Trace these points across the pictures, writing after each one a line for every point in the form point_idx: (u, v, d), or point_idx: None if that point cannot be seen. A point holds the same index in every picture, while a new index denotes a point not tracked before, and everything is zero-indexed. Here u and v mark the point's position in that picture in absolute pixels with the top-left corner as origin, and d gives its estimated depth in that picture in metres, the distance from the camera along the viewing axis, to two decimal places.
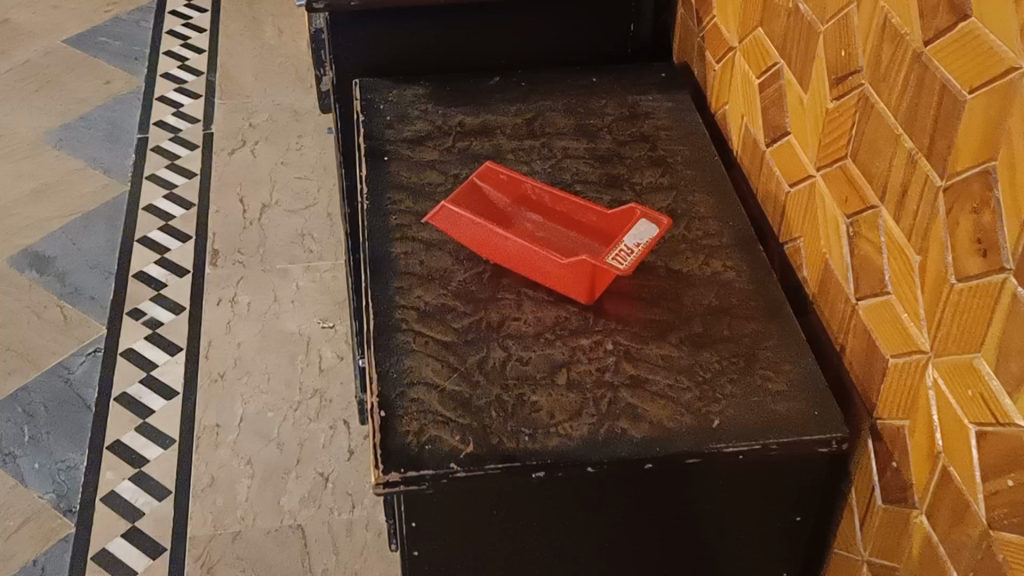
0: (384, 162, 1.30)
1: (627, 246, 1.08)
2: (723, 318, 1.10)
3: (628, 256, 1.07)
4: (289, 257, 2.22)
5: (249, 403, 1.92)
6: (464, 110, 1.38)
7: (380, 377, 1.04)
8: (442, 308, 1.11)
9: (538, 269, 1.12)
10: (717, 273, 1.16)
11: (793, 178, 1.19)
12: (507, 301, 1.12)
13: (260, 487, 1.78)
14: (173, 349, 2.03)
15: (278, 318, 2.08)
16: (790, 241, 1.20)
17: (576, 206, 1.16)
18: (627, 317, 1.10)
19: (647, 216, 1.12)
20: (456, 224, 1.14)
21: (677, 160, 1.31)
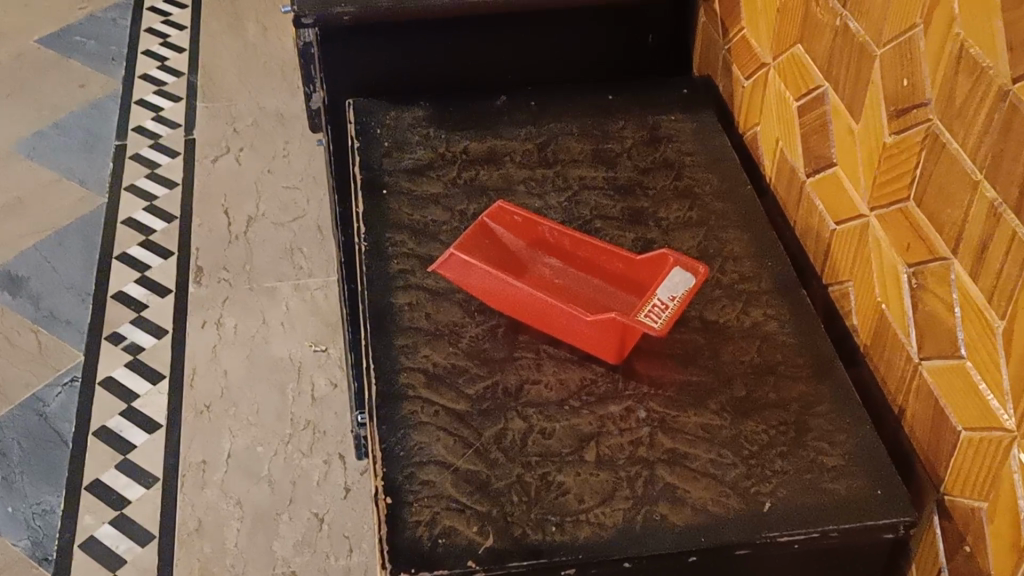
0: (383, 197, 1.17)
1: (661, 300, 0.96)
2: (766, 379, 0.99)
3: (663, 313, 0.95)
4: (277, 275, 2.10)
5: (237, 437, 1.80)
6: (469, 135, 1.26)
7: (384, 455, 0.92)
8: (451, 370, 0.99)
9: (559, 324, 0.99)
10: (757, 324, 1.04)
11: (840, 215, 1.07)
12: (525, 362, 1.00)
13: (250, 531, 1.67)
14: (155, 377, 1.90)
15: (267, 343, 1.96)
16: (836, 284, 1.09)
17: (599, 251, 1.04)
18: (660, 379, 0.98)
19: (682, 264, 1.00)
20: (465, 274, 1.02)
21: (705, 190, 1.19)
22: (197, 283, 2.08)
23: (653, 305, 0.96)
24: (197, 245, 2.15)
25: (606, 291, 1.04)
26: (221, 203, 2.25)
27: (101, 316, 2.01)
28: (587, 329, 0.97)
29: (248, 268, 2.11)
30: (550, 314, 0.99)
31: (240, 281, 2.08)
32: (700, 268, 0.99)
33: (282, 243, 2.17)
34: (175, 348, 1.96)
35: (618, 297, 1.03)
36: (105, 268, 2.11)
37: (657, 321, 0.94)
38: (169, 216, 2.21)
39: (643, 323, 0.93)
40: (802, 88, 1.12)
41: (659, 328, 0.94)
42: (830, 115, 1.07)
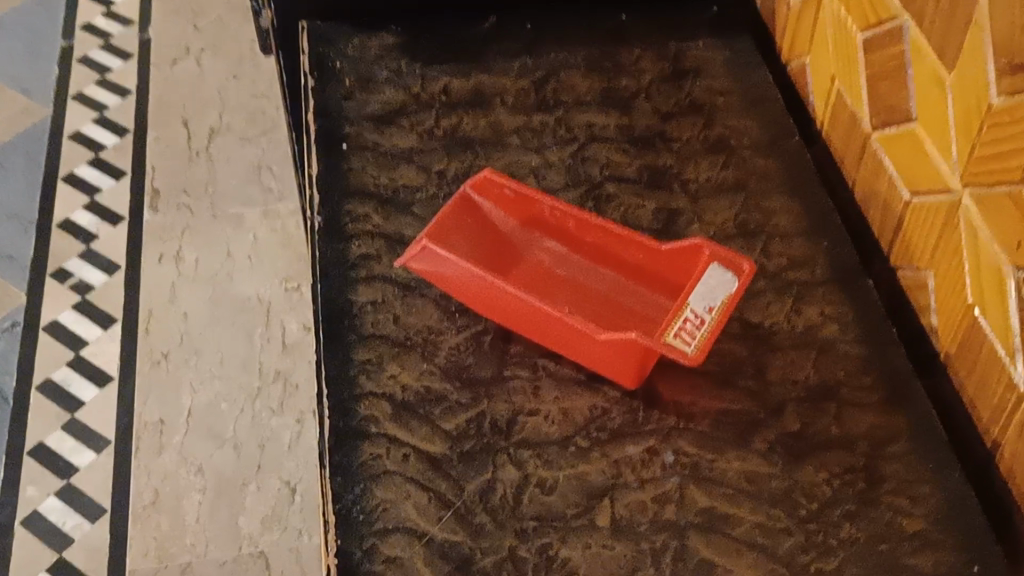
0: (343, 153, 0.94)
1: (695, 311, 0.74)
2: (826, 407, 0.78)
3: (698, 331, 0.73)
4: (244, 198, 1.87)
5: (199, 392, 1.61)
6: (449, 70, 1.02)
7: (338, 520, 0.71)
8: (425, 396, 0.78)
9: (562, 338, 0.78)
10: (811, 327, 0.82)
11: (919, 186, 0.84)
12: (518, 385, 0.79)
13: (213, 503, 1.49)
14: (106, 322, 1.70)
15: (232, 280, 1.75)
16: (908, 270, 0.86)
17: (615, 236, 0.81)
18: (690, 408, 0.78)
19: (720, 260, 0.77)
20: (441, 269, 0.80)
21: (743, 142, 0.96)
22: (154, 209, 1.85)
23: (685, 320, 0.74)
24: (154, 164, 1.91)
25: (621, 288, 0.83)
26: (180, 114, 2.01)
27: (45, 250, 1.79)
28: (599, 347, 0.76)
29: (211, 190, 1.88)
30: (551, 326, 0.77)
31: (201, 206, 1.86)
32: (745, 264, 0.77)
33: (249, 161, 1.94)
34: (129, 286, 1.74)
35: (637, 297, 0.82)
36: (49, 192, 1.88)
37: (690, 344, 0.72)
38: (122, 130, 1.97)
39: (672, 348, 0.72)
40: (870, 19, 0.88)
41: (693, 354, 0.72)
42: (909, 58, 0.83)
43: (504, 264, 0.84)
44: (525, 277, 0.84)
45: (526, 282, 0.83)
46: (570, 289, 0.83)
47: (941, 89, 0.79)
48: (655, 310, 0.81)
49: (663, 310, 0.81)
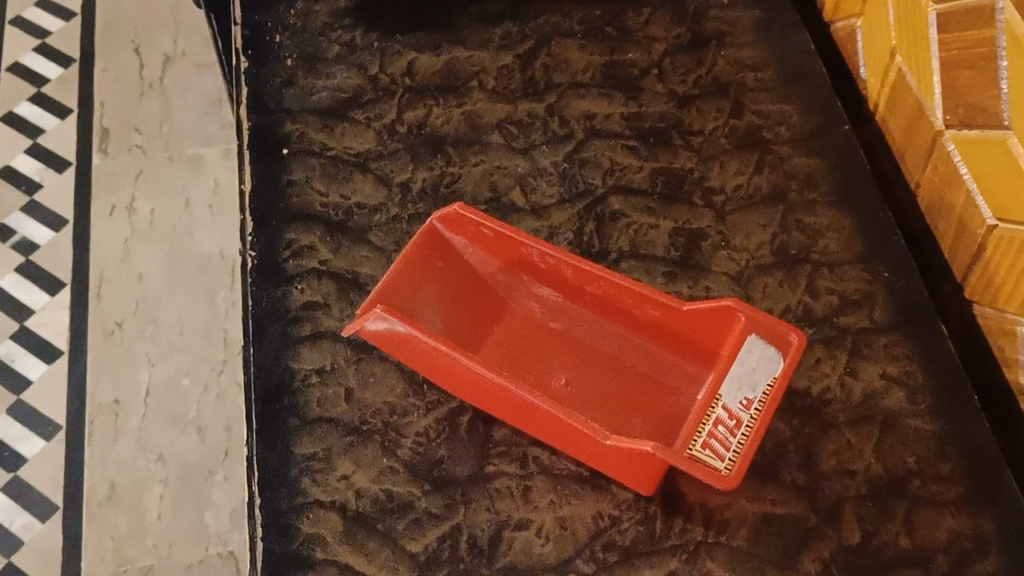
0: (284, 161, 0.76)
1: (728, 408, 0.57)
2: (893, 509, 0.61)
3: (734, 436, 0.56)
4: (202, 138, 1.38)
5: (157, 367, 1.20)
6: (415, 42, 0.83)
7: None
8: (385, 505, 0.62)
9: (554, 432, 0.61)
10: (871, 395, 0.66)
11: (1009, 212, 0.65)
12: (504, 485, 0.62)
13: (176, 500, 1.11)
14: (53, 223, 1.31)
15: (192, 237, 1.30)
16: (995, 312, 0.68)
17: (620, 291, 0.64)
18: (720, 514, 0.61)
19: (759, 332, 0.60)
20: (399, 341, 0.62)
21: (780, 133, 0.78)
22: (103, 152, 1.38)
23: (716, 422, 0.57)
24: (104, 99, 1.41)
25: (627, 353, 0.66)
26: None
27: None
28: (601, 449, 0.59)
29: (166, 128, 1.39)
30: (538, 417, 0.60)
31: None
32: (795, 337, 0.59)
33: None
34: (78, 248, 1.29)
35: (647, 366, 0.65)
36: None
37: (723, 457, 0.55)
38: (60, 54, 1.47)
39: (701, 466, 0.54)
40: None
41: (729, 471, 0.55)
42: (1005, 49, 0.63)
43: (479, 324, 0.67)
44: (505, 340, 0.67)
45: (505, 347, 0.66)
46: (563, 354, 0.66)
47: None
48: (672, 385, 0.64)
49: (684, 382, 0.64)
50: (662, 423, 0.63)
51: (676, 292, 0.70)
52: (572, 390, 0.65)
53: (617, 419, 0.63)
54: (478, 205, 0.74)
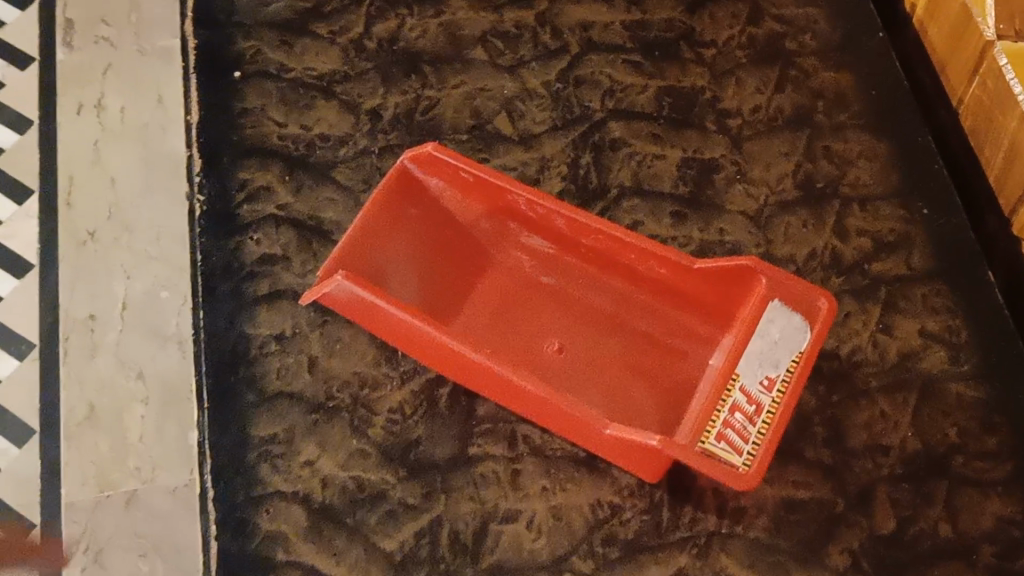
0: (235, 86, 0.67)
1: (746, 392, 0.49)
2: (932, 493, 0.54)
3: (753, 424, 0.48)
4: None
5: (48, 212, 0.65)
6: None
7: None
8: (355, 496, 0.54)
9: (548, 413, 0.53)
10: (908, 356, 0.57)
11: None
12: (489, 470, 0.55)
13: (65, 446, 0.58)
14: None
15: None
16: None
17: (621, 246, 0.55)
18: (735, 501, 0.54)
19: (782, 296, 0.52)
20: (366, 310, 0.54)
21: (804, 44, 0.68)
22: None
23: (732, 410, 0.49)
24: None
25: (628, 312, 0.57)
26: None
27: None
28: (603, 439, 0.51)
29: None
30: (528, 397, 0.52)
31: None
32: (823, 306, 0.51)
33: None
34: None
35: (651, 328, 0.57)
36: None
37: (742, 450, 0.47)
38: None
39: (716, 462, 0.46)
40: None
41: (749, 467, 0.47)
42: None
43: (459, 281, 0.58)
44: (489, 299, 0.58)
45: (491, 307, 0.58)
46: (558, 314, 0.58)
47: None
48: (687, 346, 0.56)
49: (698, 347, 0.56)
50: (668, 397, 0.55)
51: (684, 235, 0.61)
52: (568, 358, 0.57)
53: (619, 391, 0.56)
54: (459, 134, 0.65)
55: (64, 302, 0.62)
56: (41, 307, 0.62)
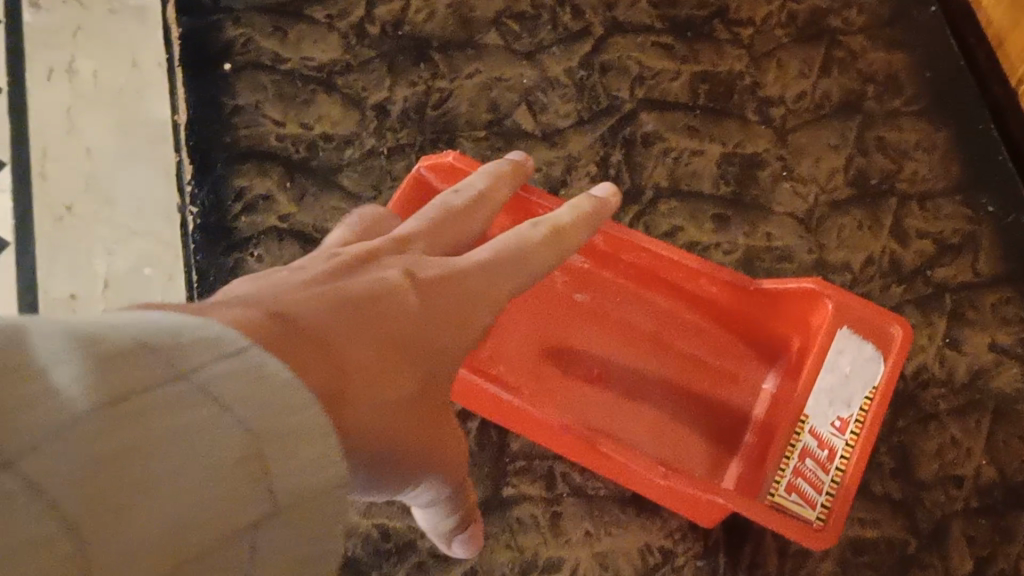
0: (225, 80, 0.60)
1: (817, 436, 0.43)
2: (1012, 527, 0.49)
3: (825, 471, 0.41)
4: None
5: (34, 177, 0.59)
6: None
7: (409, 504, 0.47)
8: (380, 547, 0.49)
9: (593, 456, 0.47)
10: (979, 374, 0.52)
11: None
12: (527, 513, 0.50)
13: None
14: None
15: None
16: None
17: (668, 262, 0.49)
18: (797, 543, 0.49)
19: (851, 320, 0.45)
20: None
21: (850, 20, 0.62)
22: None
23: (803, 458, 0.42)
24: None
25: (674, 332, 0.52)
26: None
27: None
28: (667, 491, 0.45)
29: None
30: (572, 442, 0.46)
31: None
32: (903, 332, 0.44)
33: None
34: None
35: (699, 351, 0.51)
36: None
37: (815, 502, 0.40)
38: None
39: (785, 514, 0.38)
40: None
41: (825, 519, 0.39)
42: None
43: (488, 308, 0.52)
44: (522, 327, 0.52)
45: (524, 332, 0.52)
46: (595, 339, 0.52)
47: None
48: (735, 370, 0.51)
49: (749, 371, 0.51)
50: (723, 433, 0.50)
51: (729, 240, 0.56)
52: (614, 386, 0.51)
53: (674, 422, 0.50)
54: (476, 131, 0.59)
55: (41, 278, 0.55)
56: (17, 288, 0.55)
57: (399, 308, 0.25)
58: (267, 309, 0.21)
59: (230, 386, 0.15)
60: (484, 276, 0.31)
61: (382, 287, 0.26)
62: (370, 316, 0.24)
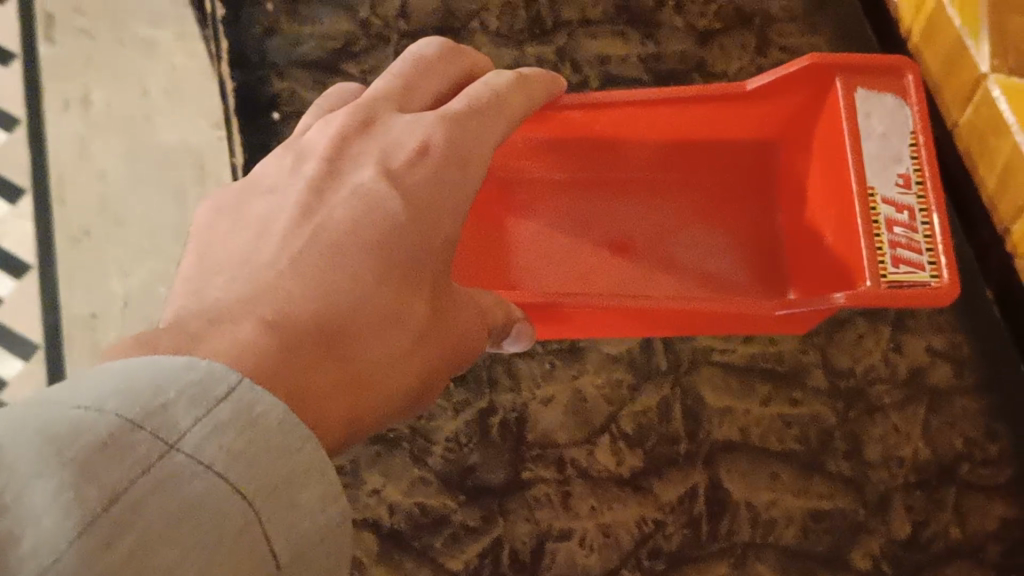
0: (274, 127, 0.70)
1: (893, 202, 0.52)
2: (942, 497, 0.59)
3: (917, 234, 0.51)
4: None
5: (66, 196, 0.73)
6: None
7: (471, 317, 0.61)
8: (419, 521, 0.59)
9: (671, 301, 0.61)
10: (916, 372, 0.63)
11: None
12: (542, 492, 0.60)
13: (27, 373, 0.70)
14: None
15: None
16: None
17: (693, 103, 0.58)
18: (766, 514, 0.59)
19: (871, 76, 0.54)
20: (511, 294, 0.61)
21: None
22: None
23: (891, 227, 0.51)
24: None
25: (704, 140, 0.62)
26: None
27: None
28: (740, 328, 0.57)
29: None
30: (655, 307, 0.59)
31: None
32: (904, 68, 0.54)
33: None
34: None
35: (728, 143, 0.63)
36: None
37: (924, 266, 0.50)
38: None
39: (914, 292, 0.49)
40: None
41: (941, 280, 0.49)
42: None
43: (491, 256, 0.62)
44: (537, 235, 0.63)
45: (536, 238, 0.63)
46: (605, 204, 0.65)
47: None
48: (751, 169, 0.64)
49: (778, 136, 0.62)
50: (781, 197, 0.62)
51: None
52: (641, 237, 0.64)
53: (709, 250, 0.63)
54: None
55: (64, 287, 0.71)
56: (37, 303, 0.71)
57: (391, 236, 0.34)
58: (267, 316, 0.28)
59: (89, 555, 0.18)
60: (436, 186, 0.38)
61: (360, 245, 0.33)
62: (333, 267, 0.31)
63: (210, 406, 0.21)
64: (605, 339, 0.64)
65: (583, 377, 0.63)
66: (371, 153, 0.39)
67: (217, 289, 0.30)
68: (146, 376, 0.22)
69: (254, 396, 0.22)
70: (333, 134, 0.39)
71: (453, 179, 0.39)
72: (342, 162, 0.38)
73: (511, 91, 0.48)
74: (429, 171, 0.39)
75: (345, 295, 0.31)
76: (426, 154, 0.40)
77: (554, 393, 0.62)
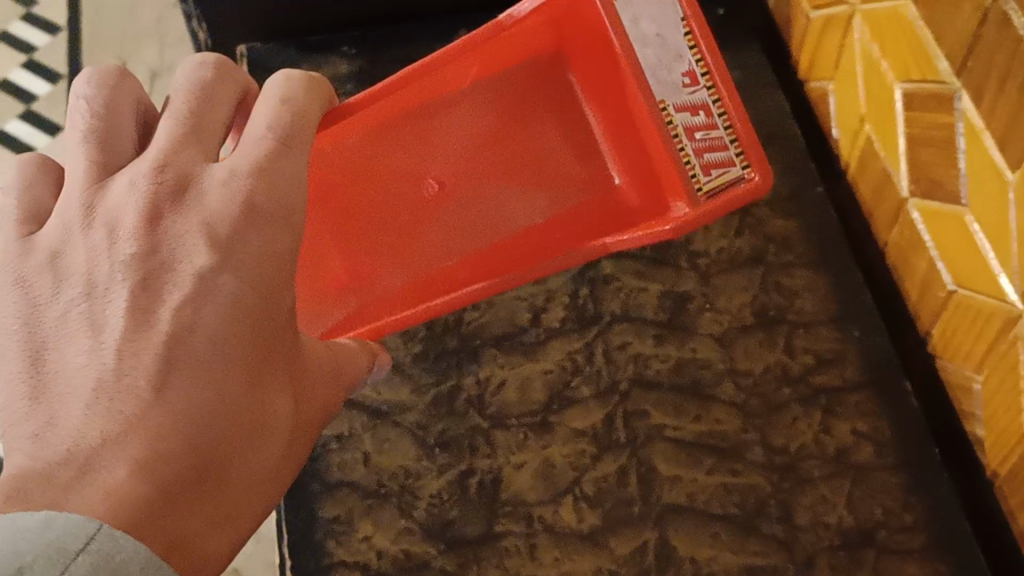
0: None
1: (681, 106, 0.71)
2: (862, 559, 0.68)
3: (717, 124, 0.71)
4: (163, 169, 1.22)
5: None
6: None
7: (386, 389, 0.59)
8: (403, 564, 0.68)
9: (517, 252, 0.80)
10: (843, 451, 0.72)
11: (966, 279, 0.69)
12: (512, 544, 0.68)
13: None
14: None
15: None
16: (951, 365, 0.71)
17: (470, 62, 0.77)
18: (707, 567, 0.67)
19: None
20: (374, 300, 0.79)
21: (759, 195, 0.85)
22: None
23: (692, 131, 0.71)
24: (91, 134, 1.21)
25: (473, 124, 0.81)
26: None
27: None
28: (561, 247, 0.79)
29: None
30: (506, 256, 0.80)
31: None
32: None
33: None
34: None
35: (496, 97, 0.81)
36: None
37: (735, 162, 0.71)
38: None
39: (739, 192, 0.70)
40: (912, 72, 0.72)
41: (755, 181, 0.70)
42: (961, 134, 0.67)
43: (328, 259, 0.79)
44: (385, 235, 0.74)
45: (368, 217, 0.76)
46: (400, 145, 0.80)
47: (991, 111, 0.63)
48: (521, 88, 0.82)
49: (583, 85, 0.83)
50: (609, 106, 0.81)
51: (664, 352, 0.76)
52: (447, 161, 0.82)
53: (512, 163, 0.82)
54: None
55: None
56: None
57: (201, 343, 0.41)
58: (142, 458, 0.36)
59: None
60: (263, 254, 0.45)
61: (211, 345, 0.41)
62: (195, 401, 0.39)
63: (70, 560, 0.30)
64: (572, 416, 0.73)
65: (551, 447, 0.72)
66: (196, 229, 0.43)
67: (71, 434, 0.36)
68: (8, 542, 0.30)
69: (107, 543, 0.32)
70: (146, 205, 0.43)
71: (293, 194, 0.48)
72: (170, 248, 0.42)
73: (296, 94, 0.54)
74: (260, 237, 0.45)
75: (202, 419, 0.39)
76: (252, 213, 0.45)
77: (526, 459, 0.72)
